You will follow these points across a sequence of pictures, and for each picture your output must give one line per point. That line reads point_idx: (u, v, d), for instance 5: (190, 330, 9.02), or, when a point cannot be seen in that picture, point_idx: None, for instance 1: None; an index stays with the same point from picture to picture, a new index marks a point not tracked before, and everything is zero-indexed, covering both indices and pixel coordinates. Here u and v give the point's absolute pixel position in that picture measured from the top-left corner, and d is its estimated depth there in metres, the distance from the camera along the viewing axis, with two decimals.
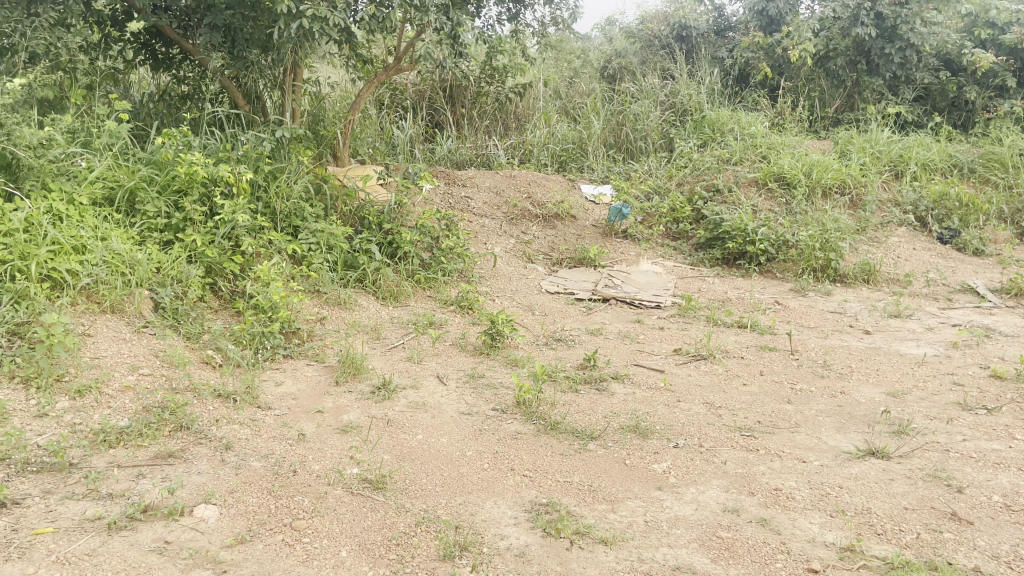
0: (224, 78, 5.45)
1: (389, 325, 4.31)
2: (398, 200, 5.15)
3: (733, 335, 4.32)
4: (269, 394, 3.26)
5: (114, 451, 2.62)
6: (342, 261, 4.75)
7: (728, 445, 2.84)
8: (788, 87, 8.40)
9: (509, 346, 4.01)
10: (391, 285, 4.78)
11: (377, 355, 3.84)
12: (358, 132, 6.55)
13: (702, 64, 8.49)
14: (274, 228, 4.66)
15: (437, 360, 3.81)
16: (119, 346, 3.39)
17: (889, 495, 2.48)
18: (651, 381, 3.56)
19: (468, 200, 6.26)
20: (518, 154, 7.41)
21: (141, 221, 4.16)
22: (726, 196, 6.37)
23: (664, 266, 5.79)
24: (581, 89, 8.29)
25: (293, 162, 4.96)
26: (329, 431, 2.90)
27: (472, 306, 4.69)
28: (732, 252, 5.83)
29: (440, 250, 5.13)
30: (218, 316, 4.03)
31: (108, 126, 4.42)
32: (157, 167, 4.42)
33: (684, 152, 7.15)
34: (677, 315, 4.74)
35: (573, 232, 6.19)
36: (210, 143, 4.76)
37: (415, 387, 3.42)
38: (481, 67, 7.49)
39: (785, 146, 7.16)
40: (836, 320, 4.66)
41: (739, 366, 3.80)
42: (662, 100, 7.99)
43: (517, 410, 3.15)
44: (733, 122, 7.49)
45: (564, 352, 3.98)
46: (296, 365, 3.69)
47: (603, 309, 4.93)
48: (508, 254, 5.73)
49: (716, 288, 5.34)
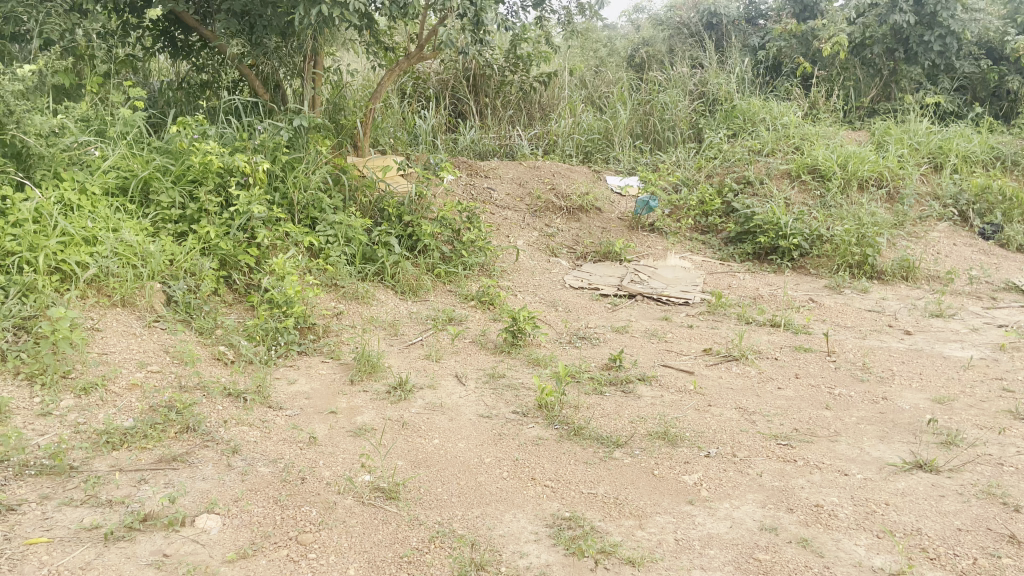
0: (242, 66, 5.34)
1: (407, 320, 4.17)
2: (418, 191, 5.01)
3: (766, 335, 4.13)
4: (281, 393, 3.14)
5: (117, 453, 2.51)
6: (360, 254, 4.63)
7: (763, 455, 2.66)
8: (822, 76, 8.13)
9: (531, 344, 3.86)
10: (410, 279, 4.65)
11: (394, 352, 3.70)
12: (380, 122, 6.42)
13: (733, 52, 8.24)
14: (291, 219, 4.55)
15: (456, 358, 3.67)
16: (128, 342, 3.29)
17: (940, 514, 2.29)
18: (680, 382, 3.39)
19: (491, 191, 6.10)
20: (542, 144, 7.23)
21: (155, 212, 4.06)
22: (757, 188, 6.16)
23: (693, 261, 5.60)
24: (607, 78, 8.07)
25: (311, 152, 4.83)
26: (341, 434, 2.77)
27: (494, 301, 4.54)
28: (763, 247, 5.62)
29: (461, 244, 4.99)
30: (233, 310, 3.92)
31: (122, 114, 4.32)
32: (172, 156, 4.31)
33: (714, 143, 6.93)
34: (706, 312, 4.55)
35: (598, 225, 6.01)
36: (227, 132, 4.65)
37: (433, 387, 3.28)
38: (505, 55, 7.32)
39: (819, 137, 6.92)
40: (874, 320, 4.45)
41: (772, 368, 3.62)
42: (691, 89, 7.76)
43: (539, 413, 3.00)
44: (765, 112, 7.26)
45: (589, 351, 3.82)
46: (311, 362, 3.56)
47: (629, 305, 4.75)
48: (531, 248, 5.57)
49: (746, 284, 5.14)
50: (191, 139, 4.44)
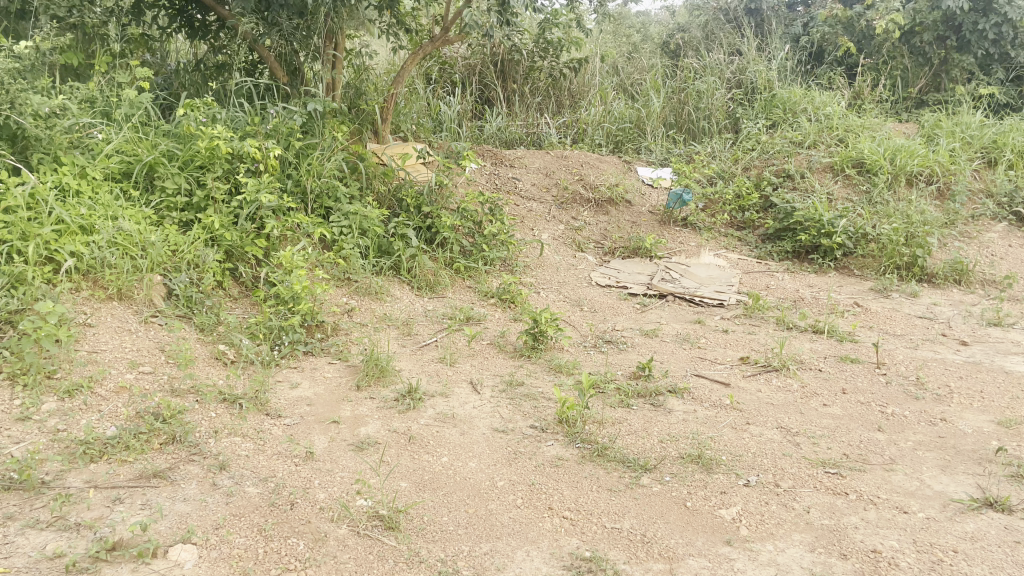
0: (260, 47, 5.10)
1: (422, 319, 3.92)
2: (438, 180, 4.76)
3: (809, 342, 3.82)
4: (281, 399, 2.91)
5: (95, 466, 2.29)
6: (375, 246, 4.38)
7: (810, 486, 2.38)
8: (868, 64, 7.72)
9: (553, 347, 3.59)
10: (427, 274, 4.41)
11: (406, 354, 3.45)
12: (403, 108, 6.16)
13: (774, 39, 7.85)
14: (303, 209, 4.32)
15: (472, 362, 3.41)
16: (122, 339, 3.08)
17: (1018, 566, 2.00)
18: (715, 396, 3.10)
19: (515, 181, 5.83)
20: (571, 133, 6.93)
21: (159, 199, 3.85)
22: (798, 182, 5.82)
23: (728, 258, 5.28)
24: (641, 65, 7.72)
25: (326, 138, 4.59)
26: (342, 449, 2.53)
27: (515, 299, 4.28)
28: (804, 245, 5.29)
29: (482, 237, 4.74)
30: (239, 305, 3.69)
31: (127, 94, 4.10)
32: (179, 140, 4.09)
33: (752, 133, 6.58)
34: (743, 316, 4.25)
35: (628, 218, 5.71)
36: (238, 116, 4.42)
37: (445, 395, 3.03)
38: (535, 39, 7.03)
39: (864, 129, 6.55)
40: (925, 328, 4.11)
41: (817, 381, 3.31)
42: (728, 77, 7.40)
43: (559, 428, 2.73)
44: (807, 102, 6.90)
45: (616, 357, 3.55)
46: (316, 363, 3.32)
47: (660, 306, 4.46)
48: (556, 242, 5.29)
49: (785, 285, 4.82)
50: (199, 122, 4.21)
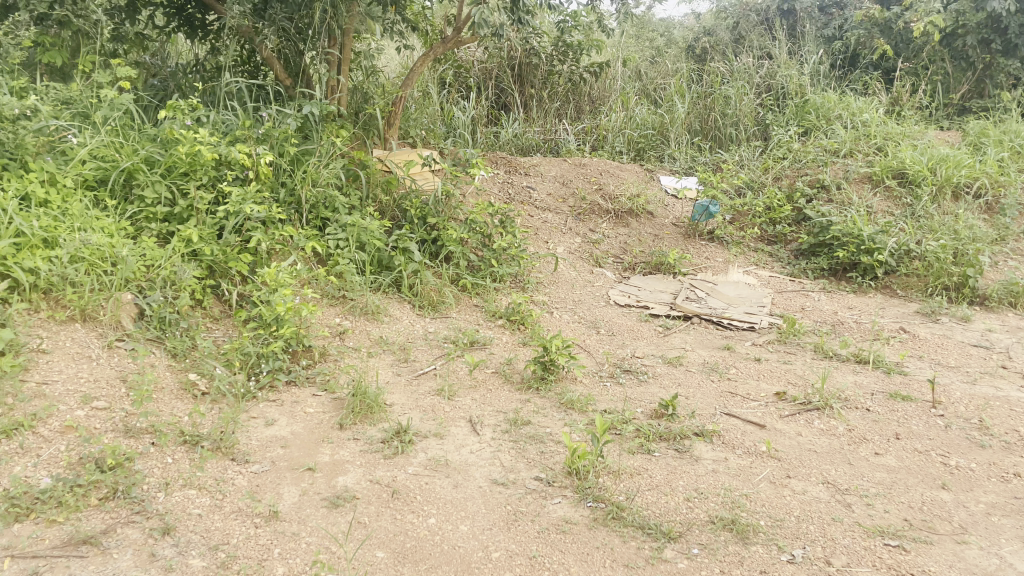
0: (261, 47, 4.78)
1: (422, 343, 3.56)
2: (445, 190, 4.42)
3: (853, 374, 3.41)
4: (252, 439, 2.56)
5: (19, 527, 1.96)
6: (374, 261, 4.03)
7: (866, 564, 2.03)
8: (907, 68, 7.26)
9: (565, 378, 3.21)
10: (430, 292, 4.04)
11: (400, 384, 3.10)
12: (413, 112, 5.83)
13: (807, 42, 7.42)
14: (298, 221, 3.99)
15: (474, 396, 3.05)
16: (78, 367, 2.75)
17: None
18: (748, 441, 2.71)
19: (530, 190, 5.48)
20: (590, 140, 6.57)
21: (137, 209, 3.53)
22: (834, 195, 5.41)
23: (758, 276, 4.87)
24: (664, 69, 7.33)
25: (324, 144, 4.25)
26: (313, 505, 2.19)
27: (524, 321, 3.90)
28: (841, 262, 4.87)
29: (491, 251, 4.36)
30: (219, 328, 3.35)
31: (107, 95, 3.79)
32: (162, 145, 3.77)
33: (783, 141, 6.16)
34: (776, 342, 3.85)
35: (650, 231, 5.32)
36: (228, 119, 4.09)
37: (440, 436, 2.67)
38: (554, 43, 6.69)
39: (905, 137, 6.13)
40: (982, 358, 3.69)
41: (864, 424, 2.91)
42: (757, 82, 7.01)
43: (568, 481, 2.37)
44: (842, 108, 6.47)
45: (635, 391, 3.16)
46: (297, 396, 2.97)
47: (684, 329, 4.07)
48: (573, 256, 4.92)
49: (823, 306, 4.41)
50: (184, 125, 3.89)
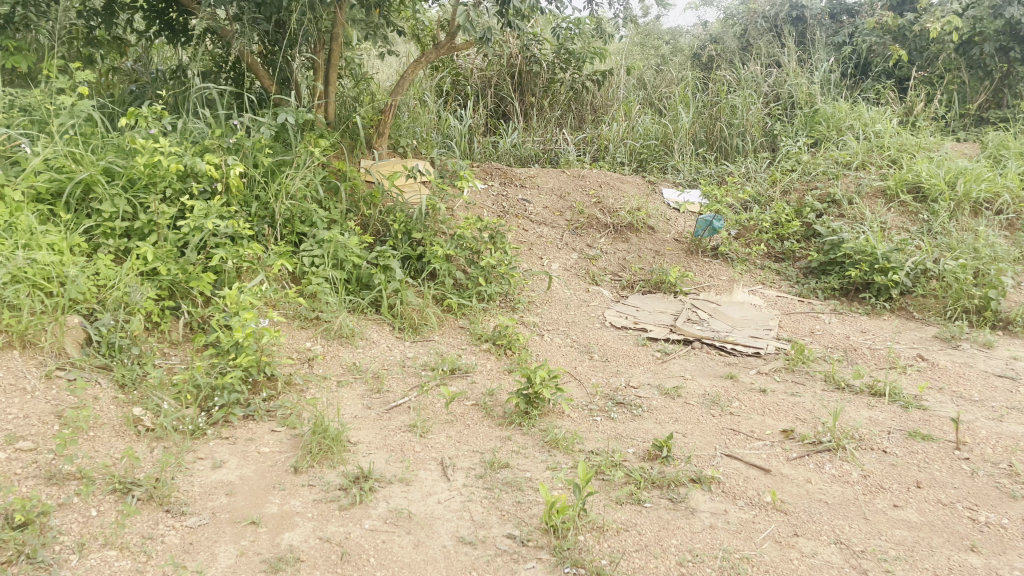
0: (242, 52, 4.52)
1: (398, 370, 3.28)
2: (430, 203, 4.15)
3: (867, 409, 3.12)
4: (194, 486, 2.31)
5: None
6: (353, 279, 3.76)
7: None
8: (922, 77, 6.98)
9: (551, 413, 2.94)
10: (411, 312, 3.77)
11: (369, 418, 2.83)
12: (406, 120, 5.57)
13: (817, 49, 7.13)
14: (271, 236, 3.74)
15: (450, 432, 2.77)
16: (9, 401, 2.49)
17: None
18: (751, 489, 2.43)
19: (525, 203, 5.21)
20: (591, 150, 6.31)
21: (93, 223, 3.28)
22: (846, 209, 5.13)
23: (765, 296, 4.59)
24: (670, 77, 7.07)
25: (301, 154, 3.99)
26: (248, 570, 1.96)
27: (512, 345, 3.63)
28: (853, 282, 4.58)
29: (479, 269, 4.08)
30: (176, 353, 3.08)
31: (67, 101, 3.55)
32: (124, 154, 3.52)
33: (792, 152, 5.90)
34: (784, 371, 3.56)
35: (650, 247, 5.03)
36: (197, 127, 3.84)
37: (406, 482, 2.39)
38: (555, 50, 6.45)
39: (920, 149, 5.84)
40: (1009, 391, 3.39)
41: (879, 469, 2.62)
42: (765, 91, 6.75)
43: (545, 540, 2.11)
44: (854, 118, 6.19)
45: (627, 427, 2.88)
46: (254, 432, 2.70)
47: (685, 354, 3.78)
48: (568, 273, 4.64)
49: (834, 330, 4.11)
50: (148, 134, 3.64)
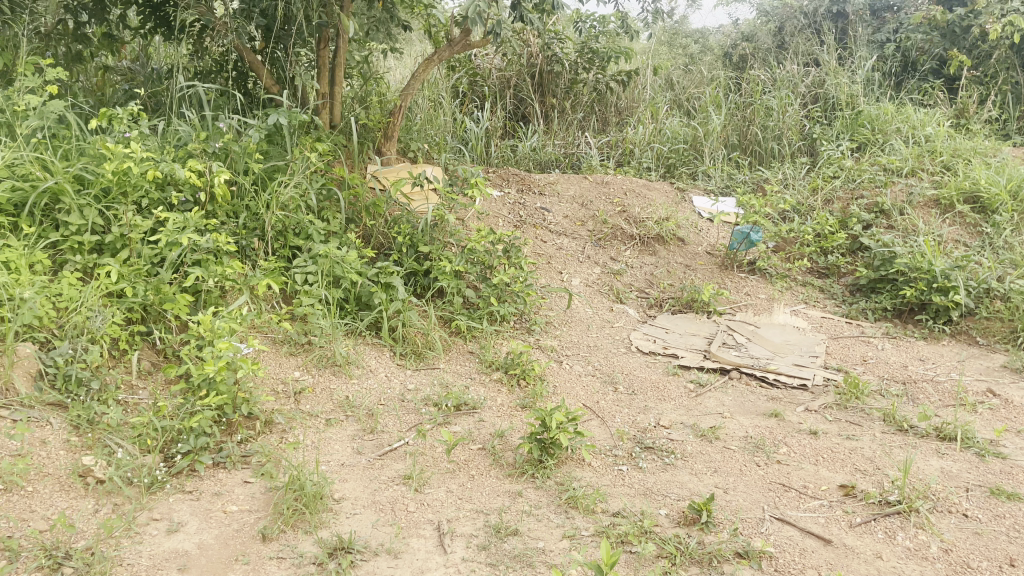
0: (239, 48, 4.13)
1: (397, 406, 2.90)
2: (438, 214, 3.76)
3: (937, 458, 2.68)
4: (142, 558, 1.96)
5: None
6: (350, 299, 3.37)
7: None
8: (973, 76, 6.48)
9: (569, 461, 2.54)
10: (415, 336, 3.38)
11: (357, 468, 2.44)
12: (418, 123, 5.20)
13: (859, 47, 6.67)
14: (261, 251, 3.38)
15: (452, 484, 2.39)
16: None
17: None
18: (811, 568, 2.02)
19: (544, 211, 4.82)
20: (615, 154, 5.90)
21: (58, 237, 2.93)
22: (896, 221, 4.68)
23: (808, 317, 4.15)
24: (699, 77, 6.65)
25: (296, 160, 3.61)
26: None
27: (526, 375, 3.23)
28: (907, 302, 4.12)
29: (491, 288, 3.67)
30: (144, 386, 2.72)
31: (35, 102, 3.21)
32: (97, 161, 3.17)
33: (834, 157, 5.46)
34: (835, 408, 3.13)
35: (680, 260, 4.60)
36: (181, 130, 3.49)
37: (394, 555, 2.01)
38: (578, 49, 6.06)
39: (975, 154, 5.37)
40: None
41: (963, 540, 2.19)
42: (803, 91, 6.30)
43: None
44: (901, 120, 5.72)
45: (658, 480, 2.47)
46: (223, 484, 2.32)
47: (721, 386, 3.35)
48: (589, 290, 4.24)
49: (889, 358, 3.67)
50: (125, 138, 3.29)
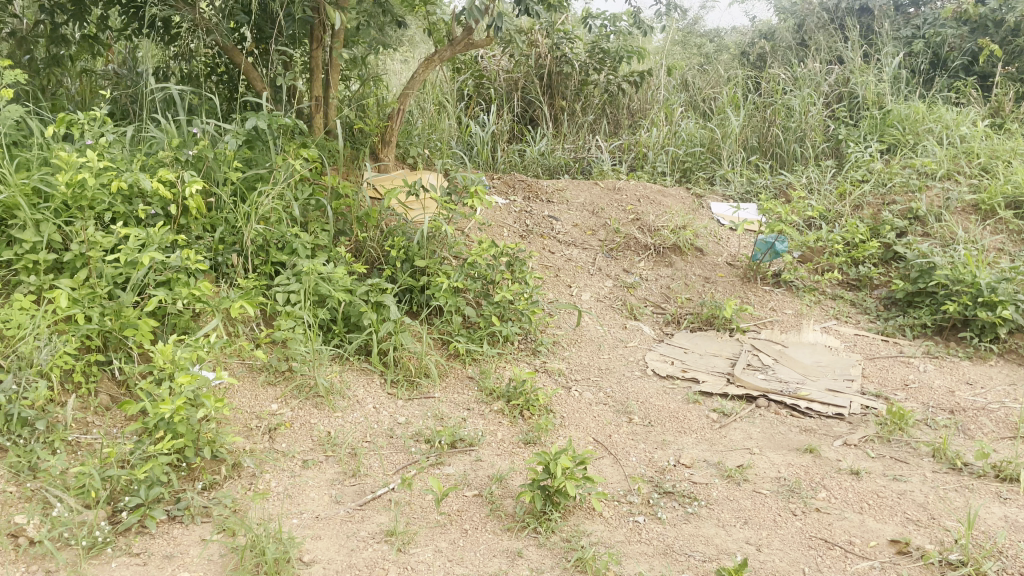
0: (229, 49, 3.82)
1: (383, 444, 2.58)
2: (434, 224, 3.43)
3: (1000, 505, 2.33)
4: None
5: None
6: (337, 320, 3.05)
7: None
8: (1008, 73, 6.11)
9: (576, 512, 2.21)
10: (408, 360, 3.06)
11: (333, 523, 2.13)
12: (417, 128, 4.89)
13: (885, 43, 6.32)
14: (240, 269, 3.07)
15: (441, 542, 2.07)
16: None
17: None
18: None
19: (551, 220, 4.49)
20: (628, 159, 5.57)
21: (9, 257, 2.62)
22: (932, 228, 4.33)
23: (839, 334, 3.81)
24: (716, 77, 6.30)
25: (279, 167, 3.29)
26: None
27: (529, 405, 2.90)
28: (949, 317, 3.76)
29: (492, 306, 3.34)
30: (99, 427, 2.42)
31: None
32: (57, 171, 2.88)
33: (862, 160, 5.10)
34: (877, 442, 2.78)
35: (699, 272, 4.26)
36: (153, 137, 3.19)
37: None
38: (588, 49, 5.75)
39: (1015, 155, 5.00)
40: None
41: None
42: (826, 90, 5.95)
43: None
44: (934, 120, 5.36)
45: (680, 536, 2.14)
46: (175, 542, 2.02)
47: (748, 416, 3.02)
48: (601, 305, 3.92)
49: (932, 382, 3.32)
50: (88, 147, 2.99)
